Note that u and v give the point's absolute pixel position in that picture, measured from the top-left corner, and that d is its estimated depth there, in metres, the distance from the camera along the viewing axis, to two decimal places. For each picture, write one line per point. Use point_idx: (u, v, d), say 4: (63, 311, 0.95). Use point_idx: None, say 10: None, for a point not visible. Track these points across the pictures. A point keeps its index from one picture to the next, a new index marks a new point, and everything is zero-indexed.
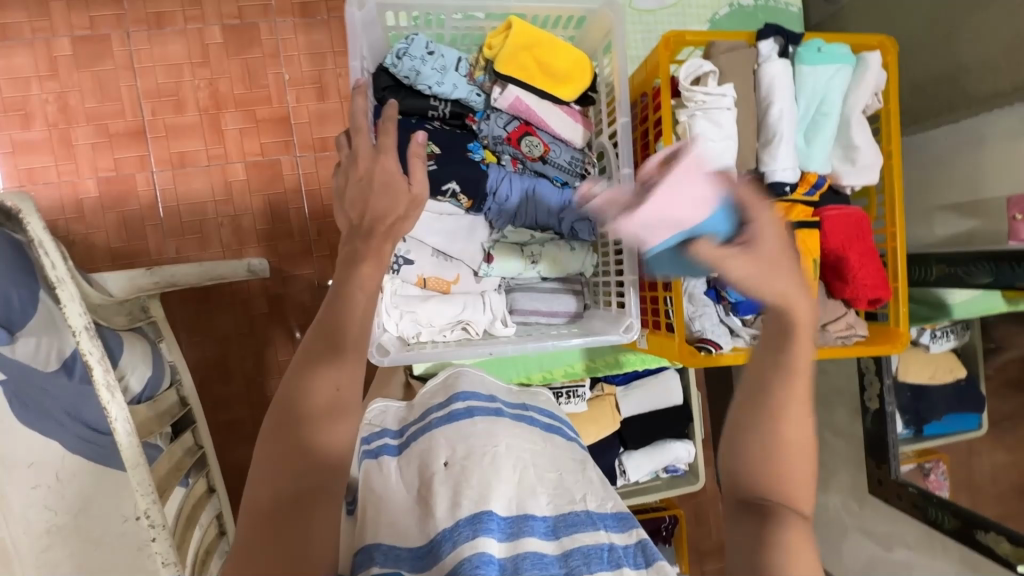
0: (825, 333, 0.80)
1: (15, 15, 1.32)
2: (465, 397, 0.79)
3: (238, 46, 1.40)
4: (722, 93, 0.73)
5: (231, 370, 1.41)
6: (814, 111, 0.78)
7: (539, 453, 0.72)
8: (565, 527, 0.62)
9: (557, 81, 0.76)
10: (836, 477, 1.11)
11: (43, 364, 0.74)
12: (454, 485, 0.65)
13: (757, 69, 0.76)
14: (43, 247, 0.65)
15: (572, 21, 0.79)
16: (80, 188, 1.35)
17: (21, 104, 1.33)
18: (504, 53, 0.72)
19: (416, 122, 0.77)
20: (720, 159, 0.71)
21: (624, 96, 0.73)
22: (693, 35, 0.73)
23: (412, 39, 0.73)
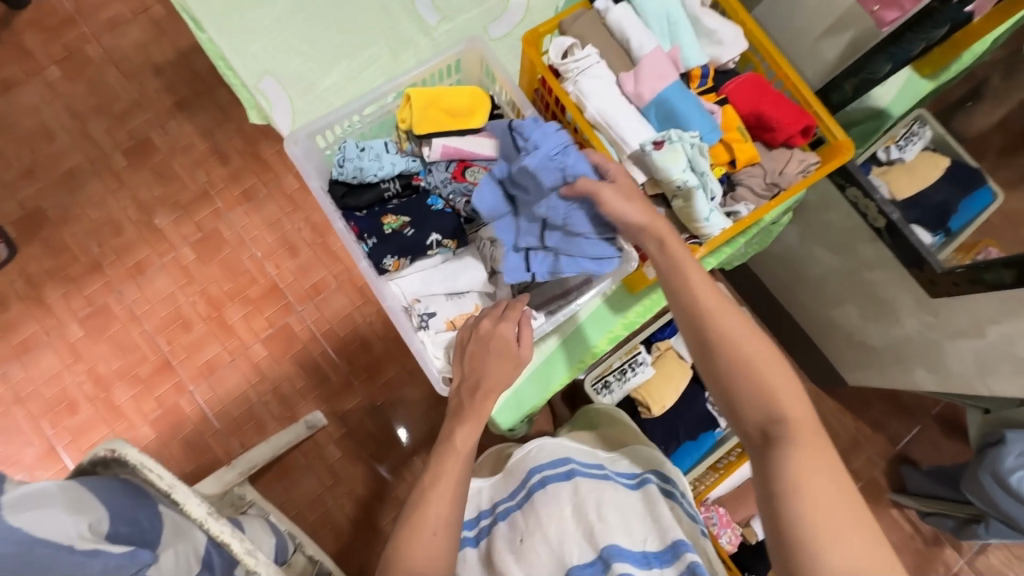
0: (785, 177, 0.85)
1: (29, 328, 1.49)
2: (540, 469, 0.87)
3: (210, 253, 1.56)
4: (587, 55, 0.84)
5: (340, 523, 1.45)
6: (666, 26, 0.86)
7: (603, 499, 0.80)
8: (614, 556, 0.72)
9: (465, 115, 0.87)
10: (899, 303, 1.12)
11: (187, 570, 0.74)
12: (527, 553, 0.78)
13: (604, 21, 0.86)
14: (147, 467, 0.73)
15: (451, 69, 0.91)
16: (139, 437, 1.45)
17: (62, 395, 1.46)
18: (417, 118, 0.84)
19: (378, 208, 0.88)
20: (613, 105, 0.82)
21: (520, 96, 0.86)
22: (543, 26, 0.85)
23: (344, 146, 0.86)
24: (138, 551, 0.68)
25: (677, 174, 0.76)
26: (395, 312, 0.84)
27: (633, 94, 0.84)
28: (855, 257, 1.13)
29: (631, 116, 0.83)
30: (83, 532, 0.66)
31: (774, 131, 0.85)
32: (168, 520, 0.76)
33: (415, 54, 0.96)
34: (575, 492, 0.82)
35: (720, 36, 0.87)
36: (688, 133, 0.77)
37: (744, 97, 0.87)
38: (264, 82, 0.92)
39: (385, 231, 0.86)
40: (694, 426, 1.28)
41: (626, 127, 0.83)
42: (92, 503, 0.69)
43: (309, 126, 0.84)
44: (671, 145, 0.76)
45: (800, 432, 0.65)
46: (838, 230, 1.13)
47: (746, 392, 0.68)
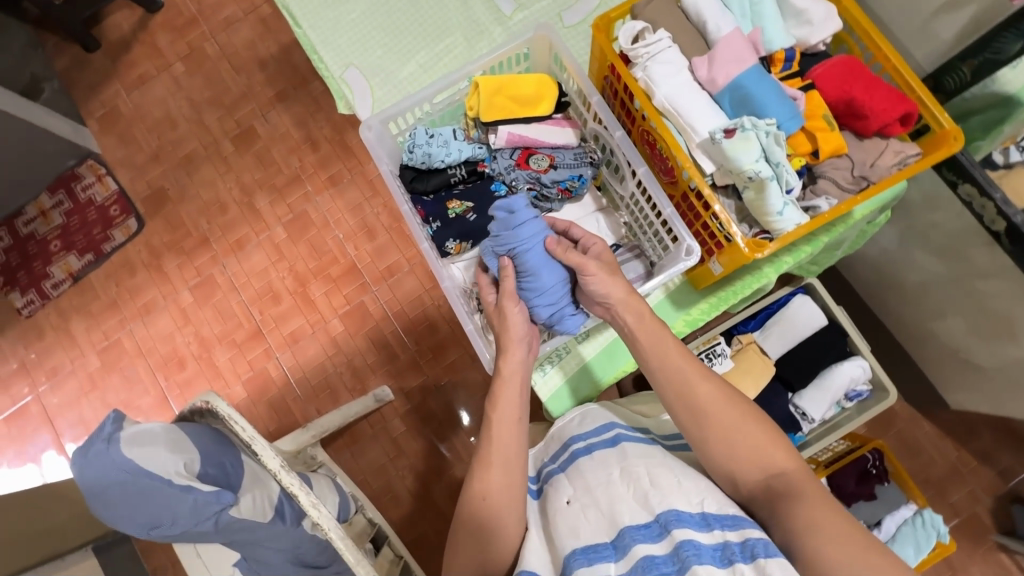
0: (877, 170, 0.79)
1: (151, 292, 1.71)
2: (579, 439, 0.88)
3: (299, 233, 1.69)
4: (659, 39, 0.80)
5: (400, 493, 1.53)
6: (749, 5, 0.82)
7: (654, 465, 0.77)
8: (674, 522, 0.66)
9: (535, 101, 0.88)
10: (1018, 320, 0.98)
11: (262, 515, 0.85)
12: (577, 518, 0.74)
13: (680, 3, 0.83)
14: (232, 419, 0.82)
15: (520, 57, 0.92)
16: (233, 396, 1.63)
17: (173, 353, 1.67)
18: (483, 106, 0.86)
19: (445, 193, 0.93)
20: (680, 91, 0.78)
21: (586, 82, 0.85)
22: (614, 11, 0.84)
23: (414, 133, 0.89)
24: (220, 492, 0.78)
25: (748, 164, 0.72)
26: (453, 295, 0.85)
27: (706, 79, 0.79)
28: (967, 265, 1.00)
29: (701, 101, 0.79)
30: (179, 471, 0.75)
31: (866, 119, 0.78)
32: (248, 469, 0.86)
33: (489, 41, 0.99)
34: (623, 456, 0.80)
35: (808, 16, 0.82)
36: (763, 121, 0.72)
37: (833, 82, 0.80)
38: (348, 72, 0.98)
39: (449, 215, 0.92)
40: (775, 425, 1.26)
41: (695, 112, 0.78)
42: (188, 446, 0.79)
43: (382, 114, 0.87)
44: (743, 133, 0.72)
45: (800, 485, 0.69)
46: (947, 232, 1.01)
47: (732, 452, 0.73)
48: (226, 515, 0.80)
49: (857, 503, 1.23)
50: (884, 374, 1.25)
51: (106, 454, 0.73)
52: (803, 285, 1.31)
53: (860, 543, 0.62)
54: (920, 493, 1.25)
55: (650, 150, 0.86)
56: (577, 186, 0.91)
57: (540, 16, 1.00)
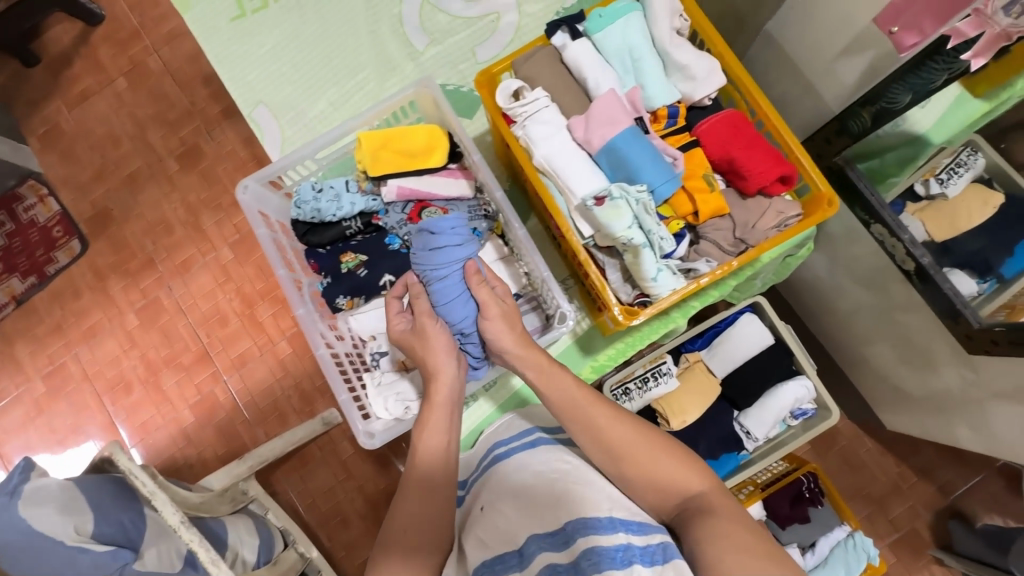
0: (758, 231, 0.81)
1: (96, 315, 1.69)
2: (503, 443, 0.87)
3: (246, 253, 1.67)
4: (536, 98, 0.81)
5: (350, 515, 1.53)
6: (630, 61, 0.84)
7: (570, 470, 0.75)
8: (580, 531, 0.64)
9: (425, 154, 0.88)
10: (936, 353, 0.99)
11: (169, 567, 0.81)
12: (488, 527, 0.73)
13: (563, 57, 0.84)
14: (133, 473, 0.82)
15: (409, 108, 0.92)
16: (181, 420, 1.61)
17: (120, 377, 1.65)
18: (370, 161, 0.86)
19: (341, 244, 0.92)
20: (556, 154, 0.80)
21: (469, 144, 0.86)
22: (496, 66, 0.86)
23: (301, 188, 0.88)
24: (118, 551, 0.77)
25: (622, 231, 0.73)
26: (326, 362, 0.82)
27: (583, 139, 0.80)
28: (887, 298, 1.00)
29: (580, 162, 0.80)
30: (71, 533, 0.75)
31: (746, 179, 0.81)
32: (153, 522, 0.85)
33: (399, 78, 1.03)
34: (541, 459, 0.78)
35: (691, 71, 0.82)
36: (633, 189, 0.75)
37: (717, 139, 0.82)
38: (258, 110, 1.00)
39: (342, 270, 0.91)
40: (716, 444, 1.17)
41: (574, 175, 0.79)
42: (83, 506, 0.78)
43: (260, 174, 0.87)
44: (612, 202, 0.74)
45: (715, 503, 0.66)
46: (868, 266, 1.00)
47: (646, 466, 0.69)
48: None
49: (791, 526, 1.24)
50: (826, 392, 1.16)
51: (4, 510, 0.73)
52: (750, 304, 1.19)
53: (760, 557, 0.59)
54: (853, 514, 1.26)
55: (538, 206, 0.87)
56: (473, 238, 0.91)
57: (453, 52, 1.03)
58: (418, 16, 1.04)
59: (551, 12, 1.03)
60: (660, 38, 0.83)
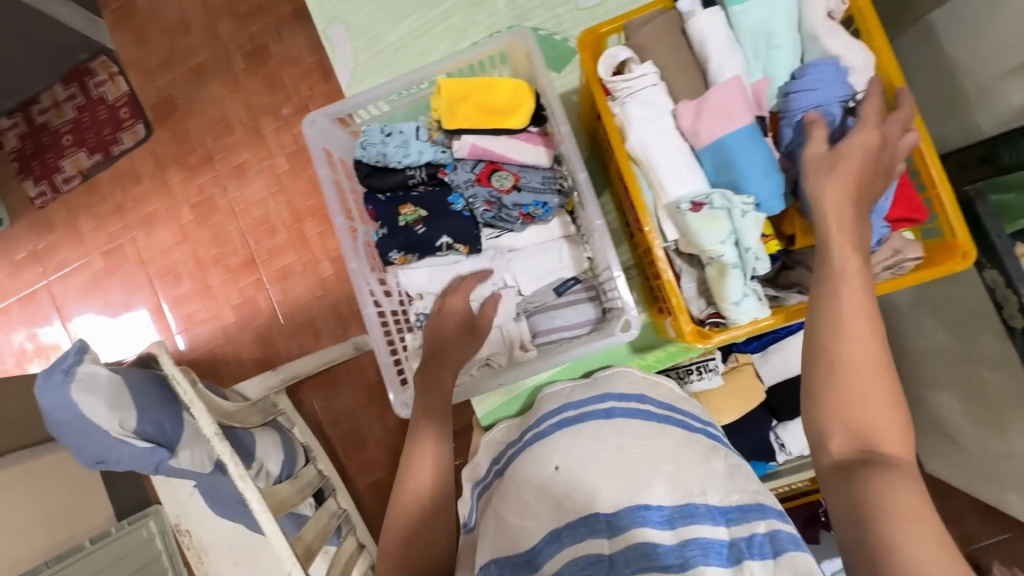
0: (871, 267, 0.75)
1: (154, 203, 1.73)
2: (568, 407, 0.89)
3: (301, 167, 1.65)
4: (643, 74, 0.75)
5: (366, 438, 1.60)
6: (764, 46, 0.75)
7: (654, 449, 0.77)
8: (681, 517, 0.66)
9: (504, 114, 0.84)
10: (1011, 419, 0.90)
11: (200, 467, 0.90)
12: (561, 492, 0.74)
13: (684, 27, 0.76)
14: (174, 378, 0.84)
15: (498, 59, 0.87)
16: (223, 318, 1.68)
17: (171, 267, 1.71)
18: (445, 113, 0.82)
19: (402, 193, 0.90)
20: (658, 141, 0.74)
21: (557, 107, 0.78)
22: (606, 26, 0.78)
23: (370, 131, 0.87)
24: (156, 449, 0.82)
25: (713, 244, 0.69)
26: (371, 320, 0.81)
27: (689, 129, 0.74)
28: (974, 349, 0.91)
29: (678, 157, 0.74)
30: (115, 426, 0.79)
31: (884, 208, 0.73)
32: (191, 425, 0.89)
33: (488, 13, 0.95)
34: (621, 434, 0.79)
35: (843, 64, 0.73)
36: (739, 199, 0.69)
37: None
38: (332, 27, 0.95)
39: (399, 222, 0.88)
40: (748, 451, 1.10)
41: (668, 170, 0.73)
42: (128, 401, 0.81)
43: (329, 108, 0.85)
44: (712, 211, 0.69)
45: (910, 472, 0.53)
46: (964, 311, 0.91)
47: (844, 422, 0.56)
48: (165, 464, 0.85)
49: None
50: None
51: (58, 389, 0.78)
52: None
53: (943, 547, 0.48)
54: None
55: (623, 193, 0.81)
56: (540, 213, 0.88)
57: None
58: None
59: None
60: (808, 23, 0.74)
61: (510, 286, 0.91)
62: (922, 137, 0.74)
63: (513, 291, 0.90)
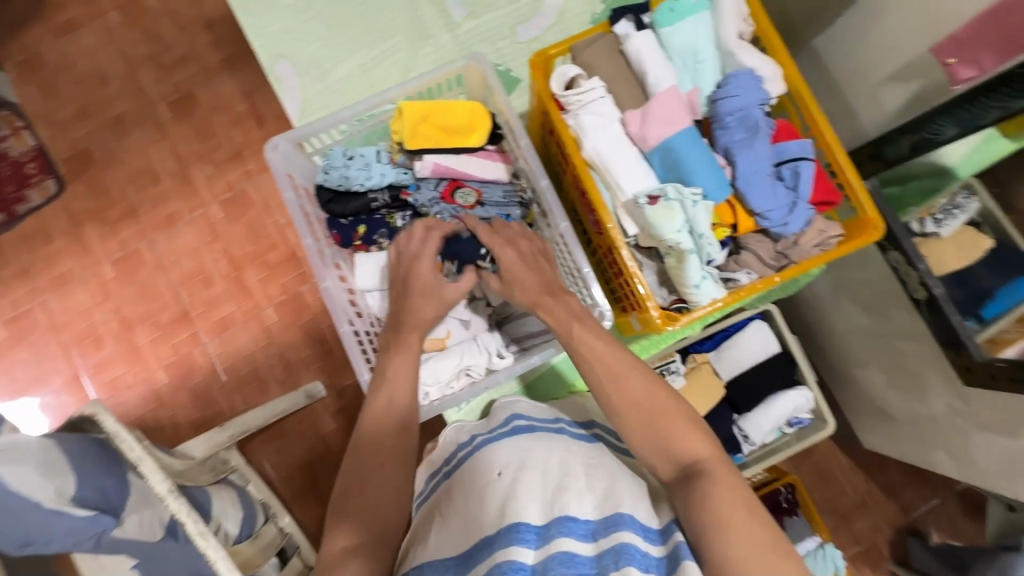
0: (800, 247, 0.81)
1: (69, 263, 1.59)
2: (521, 417, 0.84)
3: (237, 213, 1.60)
4: (592, 87, 0.81)
5: (324, 491, 1.50)
6: (692, 61, 0.84)
7: (591, 464, 0.70)
8: (607, 528, 0.58)
9: (464, 133, 0.88)
10: (928, 381, 1.01)
11: (150, 535, 0.80)
12: (502, 498, 0.66)
13: (622, 48, 0.84)
14: (119, 437, 0.77)
15: (455, 82, 0.91)
16: (154, 380, 1.55)
17: (91, 330, 1.57)
18: (408, 134, 0.86)
19: (366, 216, 0.92)
20: (612, 145, 0.81)
21: (518, 124, 0.85)
22: (554, 48, 0.84)
23: (332, 155, 0.89)
24: (99, 516, 0.73)
25: (670, 233, 0.76)
26: (349, 339, 0.83)
27: (637, 134, 0.81)
28: (889, 323, 1.03)
29: (631, 159, 0.81)
30: (50, 495, 0.70)
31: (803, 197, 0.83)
32: (135, 489, 0.81)
33: (434, 48, 1.01)
34: (567, 447, 0.75)
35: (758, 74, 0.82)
36: (689, 191, 0.76)
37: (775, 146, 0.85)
38: (279, 65, 0.97)
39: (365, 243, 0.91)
40: None
41: (622, 171, 0.80)
42: (62, 468, 0.73)
43: (293, 133, 0.86)
44: (667, 203, 0.76)
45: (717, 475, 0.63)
46: (876, 291, 1.03)
47: (650, 449, 0.68)
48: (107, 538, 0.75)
49: None
50: (825, 403, 1.16)
51: None
52: (760, 312, 1.20)
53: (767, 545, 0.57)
54: (825, 527, 1.30)
55: (581, 198, 0.87)
56: None
57: (493, 27, 1.01)
58: None
59: (595, 2, 1.00)
60: (725, 41, 0.83)
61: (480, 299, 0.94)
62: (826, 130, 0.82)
63: (483, 304, 0.95)
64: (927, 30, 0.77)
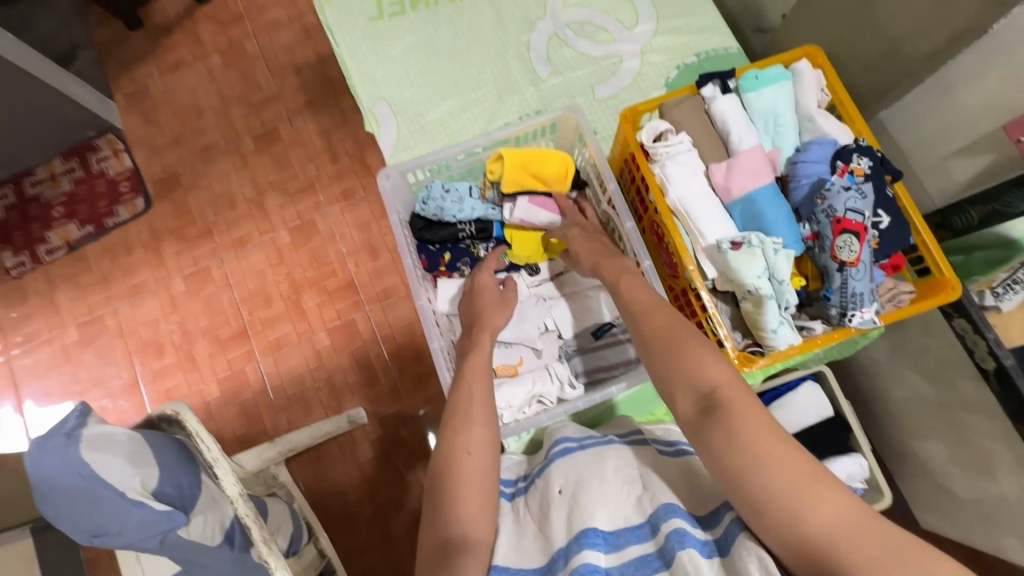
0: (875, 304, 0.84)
1: (143, 274, 1.70)
2: (569, 439, 0.81)
3: (303, 240, 1.70)
4: (679, 142, 0.88)
5: (355, 519, 1.49)
6: (773, 125, 0.89)
7: (644, 465, 0.73)
8: (661, 517, 0.64)
9: (553, 181, 0.95)
10: (996, 457, 0.98)
11: (209, 539, 0.82)
12: (571, 513, 0.68)
13: (708, 108, 0.91)
14: (199, 437, 0.82)
15: (546, 131, 1.00)
16: (206, 392, 1.60)
17: (154, 339, 1.65)
18: (506, 177, 0.94)
19: (453, 244, 0.99)
20: (693, 195, 0.86)
21: (607, 168, 0.91)
22: (643, 105, 0.93)
23: (431, 186, 0.96)
24: (173, 513, 0.76)
25: (751, 278, 0.79)
26: (439, 356, 0.86)
27: (721, 185, 0.87)
28: (953, 393, 1.01)
29: (715, 208, 0.85)
30: (135, 486, 0.74)
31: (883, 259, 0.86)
32: (206, 490, 0.83)
33: (519, 100, 1.10)
34: (621, 458, 0.75)
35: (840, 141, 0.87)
36: (770, 241, 0.79)
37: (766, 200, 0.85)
38: (378, 105, 1.08)
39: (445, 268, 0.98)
40: None
41: (705, 217, 0.85)
42: (150, 461, 0.78)
43: (402, 165, 0.94)
44: (749, 248, 0.79)
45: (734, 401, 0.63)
46: (940, 360, 1.02)
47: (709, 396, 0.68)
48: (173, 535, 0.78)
49: None
50: (881, 474, 1.13)
51: (60, 453, 0.69)
52: (813, 373, 1.20)
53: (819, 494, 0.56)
54: None
55: (659, 242, 0.93)
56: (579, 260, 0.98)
57: (573, 85, 1.10)
58: (545, 47, 1.12)
59: (670, 68, 1.09)
60: (805, 108, 0.89)
61: (552, 330, 0.99)
62: (903, 196, 0.85)
63: (554, 335, 0.99)
64: (999, 109, 0.82)
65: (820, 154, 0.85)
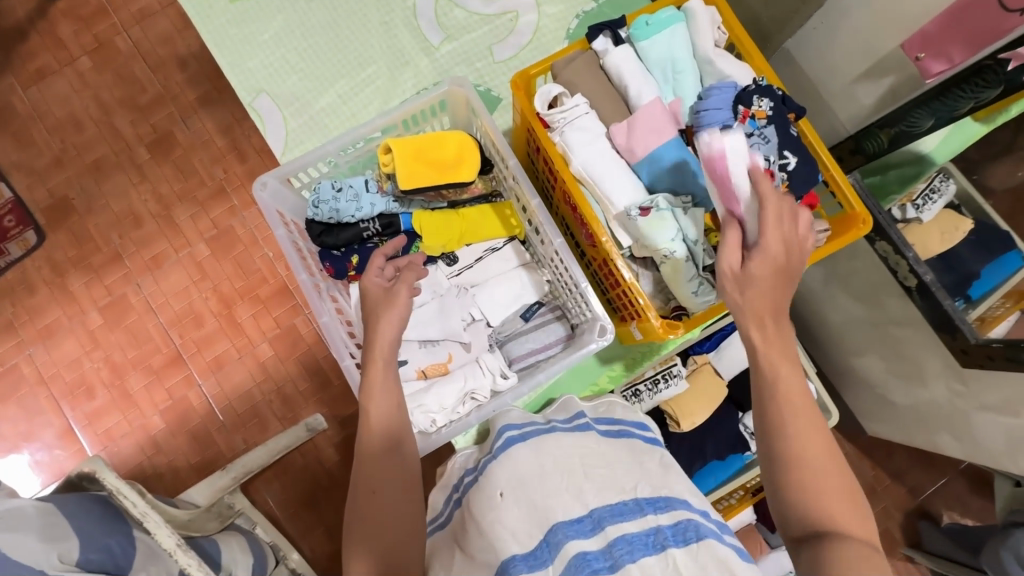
0: None
1: (54, 313, 1.56)
2: (512, 428, 0.81)
3: (224, 250, 1.58)
4: (575, 105, 0.84)
5: (332, 525, 1.47)
6: (671, 73, 0.86)
7: (587, 454, 0.76)
8: (608, 518, 0.68)
9: (452, 166, 0.89)
10: (926, 365, 1.02)
11: None
12: (518, 519, 0.69)
13: (603, 64, 0.86)
14: (121, 493, 0.75)
15: (437, 108, 0.93)
16: (150, 426, 1.51)
17: (81, 380, 1.53)
18: (402, 174, 0.86)
19: (358, 245, 0.92)
20: (597, 162, 0.82)
21: (503, 144, 0.86)
22: (535, 68, 0.88)
23: (320, 188, 0.89)
24: None
25: (664, 243, 0.78)
26: (352, 374, 0.83)
27: (624, 146, 0.83)
28: (883, 311, 1.04)
29: (621, 170, 0.82)
30: (54, 562, 0.68)
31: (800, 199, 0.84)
32: (142, 546, 0.78)
33: (414, 73, 1.02)
34: (563, 448, 0.77)
35: (738, 81, 0.83)
36: (680, 203, 0.80)
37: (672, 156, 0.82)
38: (261, 99, 0.98)
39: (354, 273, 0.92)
40: (725, 446, 1.15)
41: (612, 184, 0.82)
42: (66, 532, 0.71)
43: (281, 170, 0.87)
44: (658, 213, 0.78)
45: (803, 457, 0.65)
46: (869, 281, 1.04)
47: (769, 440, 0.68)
48: None
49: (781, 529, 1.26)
50: (827, 394, 1.17)
51: None
52: None
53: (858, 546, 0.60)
54: None
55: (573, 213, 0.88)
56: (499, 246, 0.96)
57: (471, 49, 1.02)
58: (434, 11, 1.03)
59: (570, 18, 1.02)
60: (701, 50, 0.85)
61: (478, 319, 0.95)
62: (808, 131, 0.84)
63: (482, 325, 0.95)
64: (897, 26, 0.80)
65: (723, 98, 0.81)
